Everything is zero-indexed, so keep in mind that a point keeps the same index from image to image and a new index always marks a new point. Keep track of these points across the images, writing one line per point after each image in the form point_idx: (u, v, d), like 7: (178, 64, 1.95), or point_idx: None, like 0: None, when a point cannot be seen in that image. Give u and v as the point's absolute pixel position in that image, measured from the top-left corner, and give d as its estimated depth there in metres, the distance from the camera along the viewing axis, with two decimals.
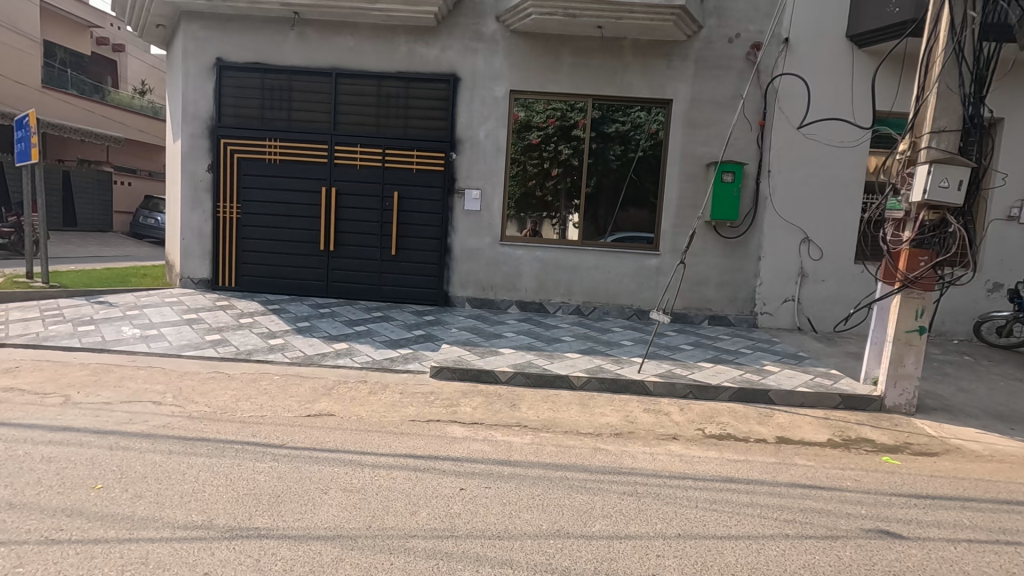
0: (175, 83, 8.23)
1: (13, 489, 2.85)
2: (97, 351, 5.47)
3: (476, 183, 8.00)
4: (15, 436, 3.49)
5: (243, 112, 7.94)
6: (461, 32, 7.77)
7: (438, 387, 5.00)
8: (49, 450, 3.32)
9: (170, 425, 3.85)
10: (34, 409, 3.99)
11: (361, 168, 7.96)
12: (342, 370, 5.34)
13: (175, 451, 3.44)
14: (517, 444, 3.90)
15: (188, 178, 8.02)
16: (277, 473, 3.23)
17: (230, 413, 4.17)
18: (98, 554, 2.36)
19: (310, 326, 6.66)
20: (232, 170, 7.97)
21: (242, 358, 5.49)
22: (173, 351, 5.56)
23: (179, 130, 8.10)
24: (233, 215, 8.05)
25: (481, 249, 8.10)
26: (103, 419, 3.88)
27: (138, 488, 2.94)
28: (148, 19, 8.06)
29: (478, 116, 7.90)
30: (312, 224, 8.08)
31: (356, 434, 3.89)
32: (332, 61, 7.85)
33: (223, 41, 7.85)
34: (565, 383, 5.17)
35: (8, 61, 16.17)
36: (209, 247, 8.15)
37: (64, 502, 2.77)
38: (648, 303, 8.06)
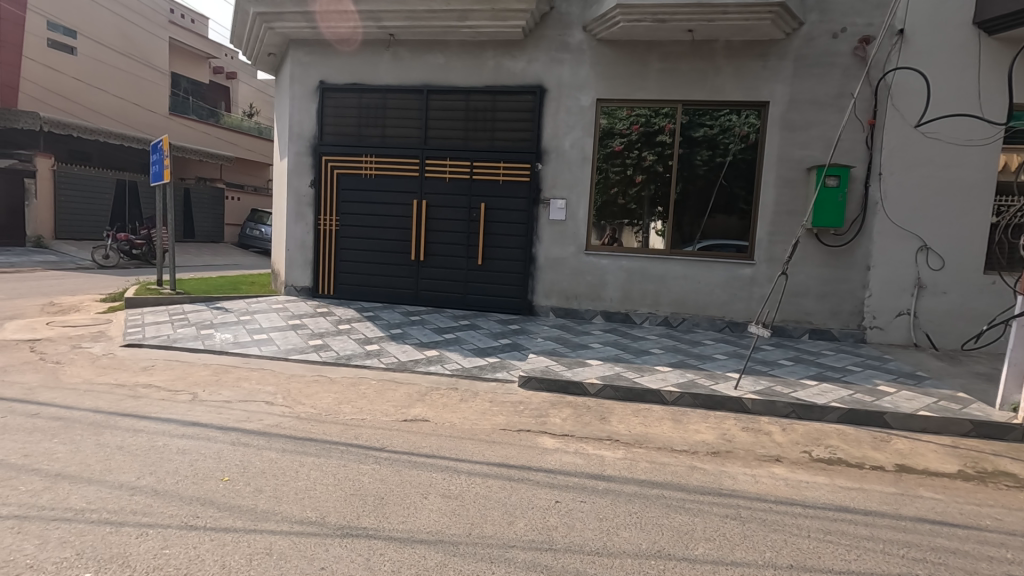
0: (283, 105, 8.91)
1: (156, 477, 3.18)
2: (217, 353, 6.00)
3: (561, 192, 8.01)
4: (155, 429, 3.89)
5: (342, 130, 8.44)
6: (547, 44, 7.84)
7: (526, 398, 5.02)
8: (183, 443, 3.68)
9: (281, 425, 4.13)
10: (167, 404, 4.44)
11: (449, 181, 8.22)
12: (433, 377, 5.51)
13: (288, 449, 3.69)
14: (610, 459, 3.84)
15: (293, 193, 8.63)
16: (380, 475, 3.38)
17: (333, 415, 4.43)
18: (229, 542, 2.57)
19: (403, 333, 6.95)
20: (332, 185, 8.50)
21: (341, 362, 5.83)
22: (281, 355, 5.99)
23: (286, 148, 8.74)
24: (332, 227, 8.57)
25: (566, 258, 8.08)
26: (225, 417, 4.23)
27: (258, 483, 3.18)
28: (261, 48, 8.83)
29: (564, 126, 7.92)
30: (403, 235, 8.44)
31: (451, 441, 3.99)
32: (424, 78, 8.18)
33: (325, 65, 8.41)
34: (656, 398, 5.03)
35: (140, 92, 18.31)
36: (311, 257, 8.71)
37: (198, 491, 3.05)
38: (741, 315, 7.69)
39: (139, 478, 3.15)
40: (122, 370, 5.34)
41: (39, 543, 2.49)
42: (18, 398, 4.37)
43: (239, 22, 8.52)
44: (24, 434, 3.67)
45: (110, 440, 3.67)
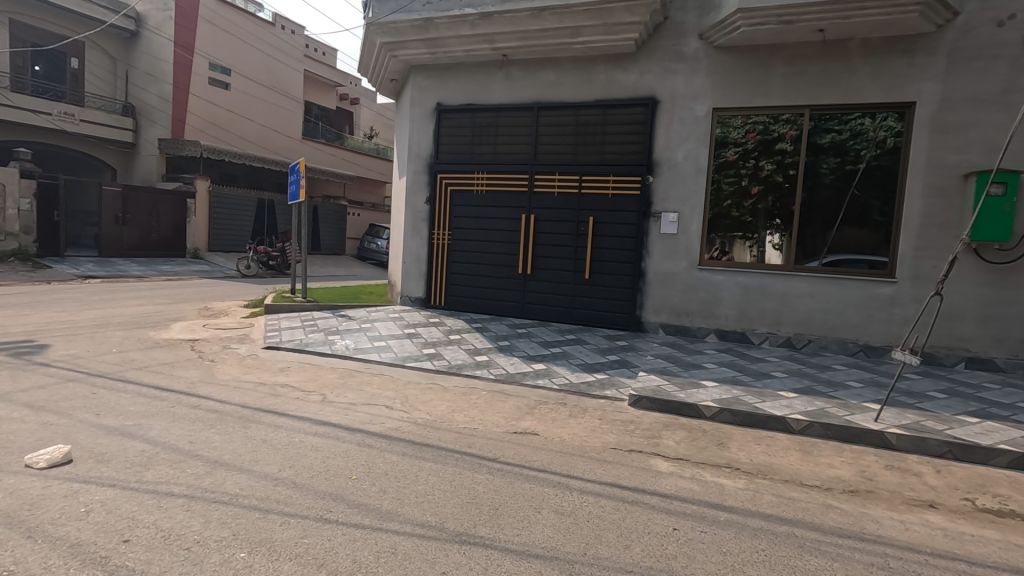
0: (403, 127, 9.49)
1: (294, 470, 3.49)
2: (342, 357, 6.48)
3: (673, 206, 7.75)
4: (292, 426, 4.27)
5: (457, 149, 8.83)
6: (661, 55, 7.69)
7: (637, 417, 4.88)
8: (316, 440, 4.00)
9: (400, 429, 4.36)
10: (302, 403, 4.87)
11: (558, 195, 8.28)
12: (541, 391, 5.52)
13: (408, 453, 3.88)
14: (730, 488, 3.60)
15: (410, 210, 9.12)
16: (494, 485, 3.44)
17: (447, 422, 4.59)
18: (359, 538, 2.74)
19: (510, 345, 7.07)
20: (446, 201, 8.90)
21: (453, 372, 6.04)
22: (399, 361, 6.34)
23: (405, 167, 9.28)
24: (445, 241, 8.95)
25: (677, 273, 7.79)
26: (351, 418, 4.56)
27: (383, 484, 3.37)
28: (385, 75, 9.51)
29: (677, 137, 7.68)
30: (512, 248, 8.61)
31: (560, 457, 3.96)
32: (536, 95, 8.34)
33: (442, 88, 8.85)
34: (780, 426, 4.67)
35: (278, 120, 20.50)
36: (424, 270, 9.13)
37: (330, 487, 3.29)
38: (878, 338, 6.94)
39: (280, 471, 3.47)
40: (264, 370, 5.94)
41: (203, 521, 2.81)
42: (184, 391, 5.01)
43: (367, 52, 9.24)
44: (190, 423, 4.20)
45: (256, 433, 4.09)
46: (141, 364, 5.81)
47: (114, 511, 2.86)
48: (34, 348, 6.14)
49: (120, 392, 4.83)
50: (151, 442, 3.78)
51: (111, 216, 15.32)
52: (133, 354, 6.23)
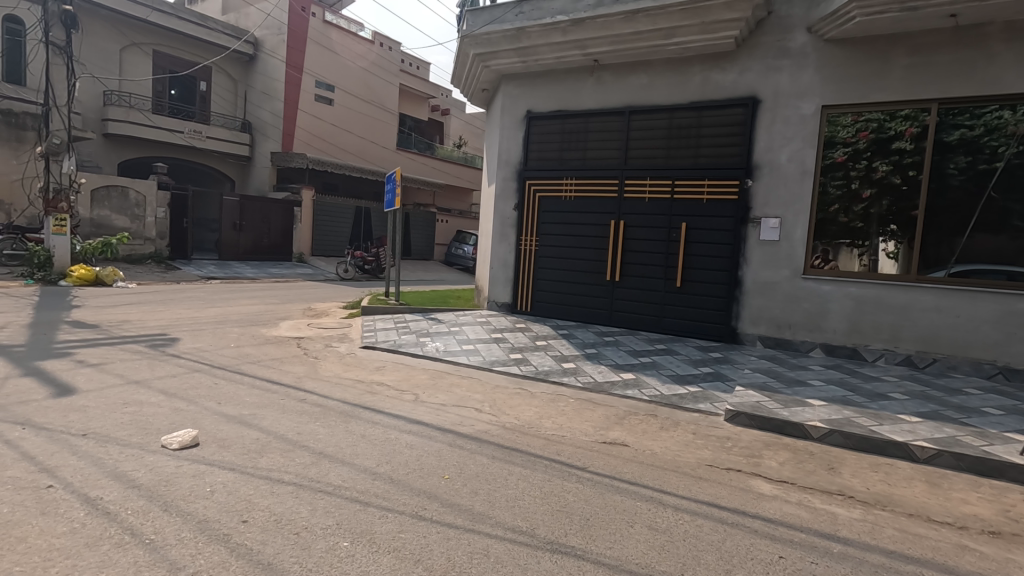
0: (493, 135, 9.65)
1: (391, 465, 3.63)
2: (433, 359, 6.69)
3: (774, 211, 7.30)
4: (388, 423, 4.45)
5: (546, 155, 8.86)
6: (763, 52, 7.29)
7: (735, 434, 4.62)
8: (410, 438, 4.14)
9: (489, 432, 4.42)
10: (397, 401, 5.08)
11: (649, 201, 8.08)
12: (630, 402, 5.38)
13: (498, 457, 3.91)
14: (844, 517, 3.30)
15: (498, 216, 9.24)
16: (584, 495, 3.38)
17: (536, 428, 4.58)
18: (452, 537, 2.79)
19: (598, 353, 6.96)
20: (534, 207, 8.94)
21: (540, 378, 6.04)
22: (487, 365, 6.45)
23: (494, 174, 9.41)
24: (533, 247, 8.99)
25: (778, 282, 7.32)
26: (442, 418, 4.68)
27: (474, 486, 3.41)
28: (477, 85, 9.72)
29: (780, 138, 7.23)
30: (600, 255, 8.49)
31: (652, 470, 3.83)
32: (627, 99, 8.20)
33: (532, 95, 8.91)
34: (900, 453, 4.23)
35: (375, 131, 21.69)
36: (511, 276, 9.21)
37: (425, 485, 3.38)
38: (1020, 359, 6.14)
39: (378, 465, 3.62)
40: (361, 368, 6.26)
41: (310, 509, 2.99)
42: (292, 385, 5.39)
43: (460, 64, 9.51)
44: (297, 415, 4.50)
45: (356, 428, 4.31)
46: (255, 358, 6.33)
47: (234, 493, 3.12)
48: (167, 341, 6.87)
49: (237, 383, 5.28)
50: (264, 431, 4.10)
51: (230, 223, 16.89)
52: (248, 349, 6.80)
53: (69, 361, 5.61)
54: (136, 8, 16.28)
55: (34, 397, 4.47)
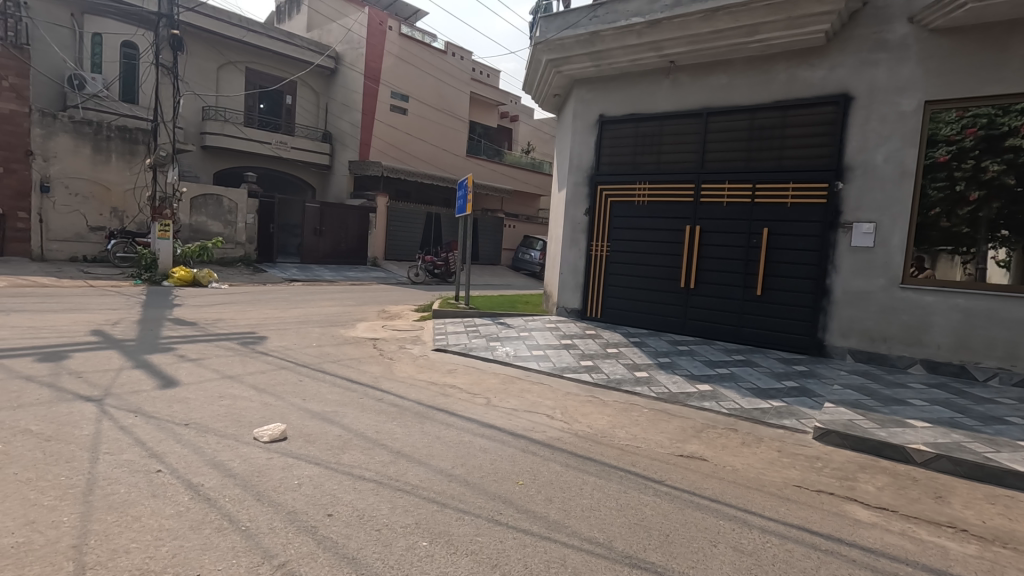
0: (564, 140, 9.61)
1: (466, 468, 3.67)
2: (503, 364, 6.73)
3: (868, 215, 6.81)
4: (462, 426, 4.51)
5: (619, 159, 8.73)
6: (857, 45, 6.84)
7: (825, 454, 4.32)
8: (484, 442, 4.17)
9: (562, 439, 4.37)
10: (470, 405, 5.14)
11: (728, 206, 7.77)
12: (708, 414, 5.16)
13: (571, 465, 3.86)
14: (956, 552, 2.99)
15: (569, 222, 9.17)
16: (662, 510, 3.26)
17: (609, 438, 4.49)
18: (529, 544, 2.77)
19: (671, 362, 6.75)
20: (606, 213, 8.82)
21: (612, 386, 5.92)
22: (557, 371, 6.41)
23: (565, 179, 9.37)
24: (604, 253, 8.86)
25: (871, 292, 6.80)
26: (514, 423, 4.69)
27: (548, 493, 3.38)
28: (548, 90, 9.73)
29: (875, 137, 6.74)
30: (674, 261, 8.25)
31: (734, 488, 3.64)
32: (705, 100, 7.93)
33: (605, 99, 8.81)
34: (1022, 484, 3.79)
35: (447, 139, 22.26)
36: (581, 282, 9.11)
37: (500, 489, 3.39)
38: None
39: (453, 467, 3.67)
40: (434, 370, 6.40)
41: (390, 506, 3.07)
42: (370, 384, 5.58)
43: (533, 70, 9.56)
44: (376, 414, 4.65)
45: (431, 429, 4.39)
46: (335, 357, 6.62)
47: (319, 487, 3.25)
48: (256, 338, 7.32)
49: (320, 381, 5.54)
50: (345, 428, 4.26)
51: (311, 229, 17.81)
52: (329, 349, 7.11)
53: (172, 355, 6.09)
54: (232, 29, 17.60)
55: (144, 387, 4.90)
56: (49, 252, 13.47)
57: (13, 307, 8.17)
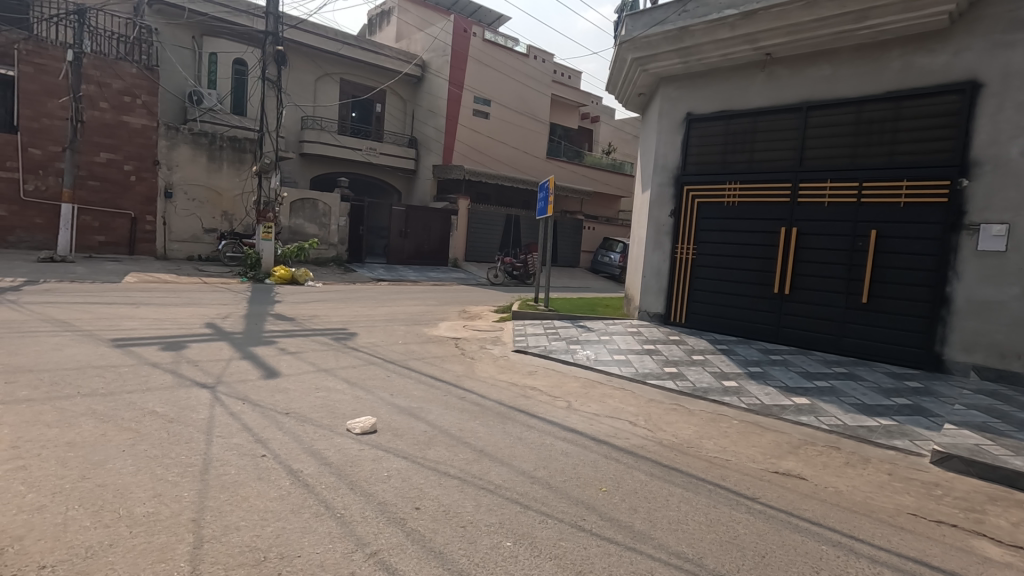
0: (649, 140, 9.35)
1: (549, 471, 3.66)
2: (583, 367, 6.65)
3: (999, 215, 6.10)
4: (543, 428, 4.51)
5: (708, 159, 8.37)
6: (987, 27, 6.17)
7: (945, 481, 3.90)
8: (565, 446, 4.14)
9: (646, 448, 4.24)
10: (551, 407, 5.13)
11: (830, 206, 7.23)
12: (806, 430, 4.82)
13: (656, 475, 3.74)
14: None
15: (653, 224, 8.91)
16: (756, 529, 3.08)
17: (696, 448, 4.31)
18: (614, 554, 2.71)
19: (763, 372, 6.37)
20: (692, 214, 8.48)
21: (698, 395, 5.68)
22: (640, 377, 6.23)
23: (650, 180, 9.11)
24: (690, 256, 8.53)
25: (1002, 302, 6.08)
26: (596, 428, 4.62)
27: (633, 502, 3.29)
28: (633, 89, 9.51)
29: (1009, 128, 6.03)
30: (768, 266, 7.79)
31: (838, 512, 3.36)
32: (805, 94, 7.44)
33: (693, 96, 8.48)
34: None
35: (528, 142, 22.42)
36: (665, 285, 8.81)
37: (583, 495, 3.35)
38: None
39: (535, 470, 3.67)
40: (515, 371, 6.45)
41: (475, 504, 3.12)
42: (453, 383, 5.73)
43: (617, 69, 9.38)
44: (459, 412, 4.76)
45: (513, 430, 4.43)
46: (419, 355, 6.85)
47: (407, 480, 3.36)
48: (348, 335, 7.73)
49: (406, 377, 5.75)
50: (430, 425, 4.38)
51: (397, 231, 18.57)
52: (414, 346, 7.38)
53: (274, 348, 6.57)
54: (330, 43, 18.82)
55: (251, 377, 5.32)
56: (171, 251, 14.98)
57: (143, 300, 9.16)
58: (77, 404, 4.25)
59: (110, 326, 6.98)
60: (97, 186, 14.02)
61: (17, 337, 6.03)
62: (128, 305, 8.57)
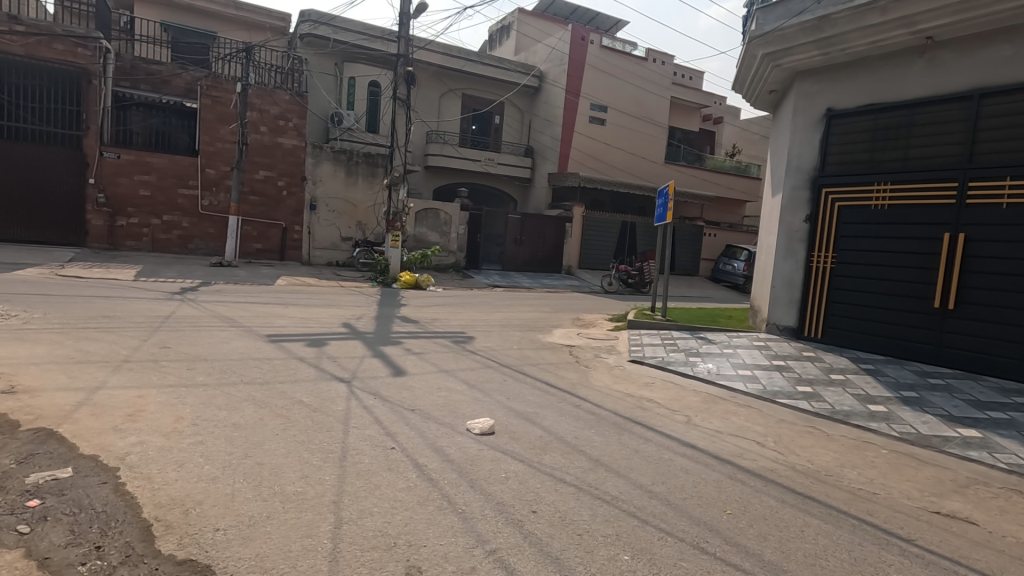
0: (781, 140, 8.70)
1: (668, 487, 3.53)
2: (705, 382, 6.31)
3: None
4: (661, 442, 4.36)
5: (851, 158, 7.60)
6: None
7: None
8: (686, 463, 3.96)
9: (777, 472, 3.93)
10: (669, 421, 4.93)
11: (1008, 208, 6.23)
12: (975, 468, 4.17)
13: (788, 502, 3.45)
14: None
15: (784, 230, 8.26)
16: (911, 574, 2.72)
17: (836, 477, 3.91)
18: None
19: (920, 397, 5.61)
20: (832, 219, 7.75)
21: (838, 419, 5.15)
22: (769, 396, 5.78)
23: (781, 183, 8.46)
24: (828, 264, 7.78)
25: None
26: (719, 446, 4.37)
27: (762, 529, 3.06)
28: (763, 87, 8.91)
29: None
30: (925, 276, 6.89)
31: (1021, 567, 2.86)
32: (976, 81, 6.50)
33: (835, 90, 7.77)
34: None
35: (645, 146, 21.89)
36: (798, 296, 8.11)
37: (705, 515, 3.18)
38: None
39: (653, 484, 3.55)
40: (631, 382, 6.30)
41: (591, 513, 3.10)
42: (567, 390, 5.74)
43: (746, 66, 8.84)
44: (575, 420, 4.75)
45: (629, 441, 4.33)
46: (534, 361, 6.95)
47: (524, 483, 3.42)
48: (466, 338, 8.06)
49: (522, 382, 5.86)
50: (546, 430, 4.42)
51: (512, 238, 19.02)
52: (529, 352, 7.50)
53: (401, 348, 7.04)
54: (454, 60, 19.87)
55: (381, 374, 5.76)
56: (314, 257, 16.66)
57: (291, 301, 10.29)
58: (240, 390, 4.88)
59: (265, 324, 7.91)
60: (257, 201, 16.01)
61: (196, 331, 7.06)
62: (279, 305, 9.67)
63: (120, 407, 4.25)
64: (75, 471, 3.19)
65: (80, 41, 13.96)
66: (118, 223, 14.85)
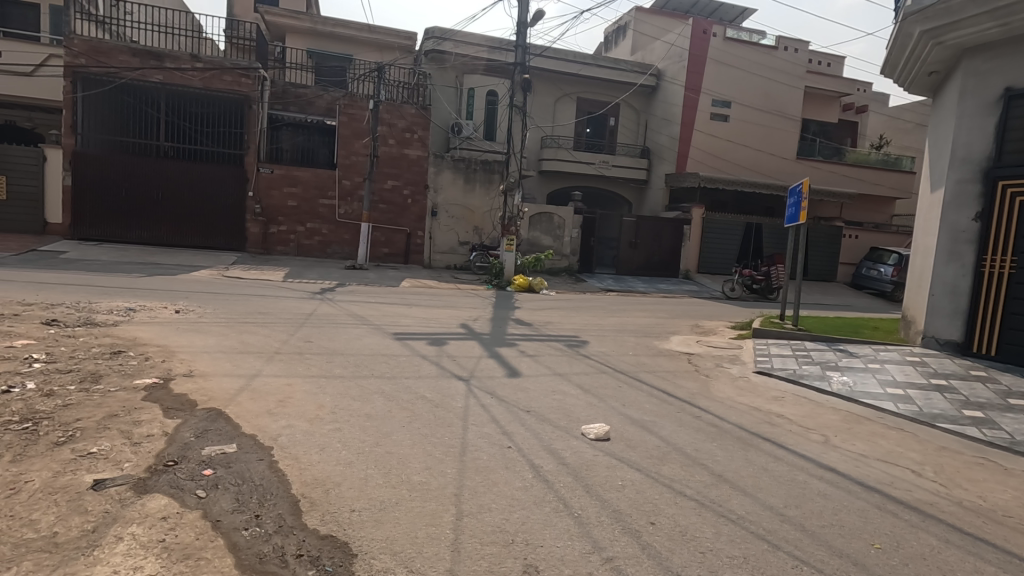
0: (943, 127, 7.63)
1: (803, 512, 3.23)
2: (846, 400, 5.68)
3: None
4: (794, 462, 4.02)
5: None
6: None
7: None
8: (825, 487, 3.60)
9: (938, 506, 3.43)
10: (802, 440, 4.52)
11: None
12: None
13: (954, 542, 3.00)
14: None
15: (947, 229, 7.22)
16: None
17: (1018, 520, 3.33)
18: None
19: None
20: (1010, 216, 6.63)
21: (1020, 452, 4.38)
22: (927, 419, 5.07)
23: (943, 177, 7.41)
24: (1006, 269, 6.67)
25: None
26: (864, 472, 3.92)
27: (920, 570, 2.70)
28: (921, 69, 7.88)
29: None
30: None
31: None
32: None
33: (1017, 67, 6.66)
34: None
35: (774, 142, 20.32)
36: (965, 306, 7.04)
37: (849, 547, 2.87)
38: None
39: (786, 507, 3.28)
40: (757, 394, 5.87)
41: (714, 531, 2.93)
42: (686, 399, 5.49)
43: (900, 47, 7.87)
44: (695, 431, 4.53)
45: (757, 458, 4.04)
46: (650, 368, 6.74)
47: (642, 493, 3.33)
48: (580, 342, 8.04)
49: (638, 389, 5.72)
50: (664, 440, 4.27)
51: (627, 242, 18.62)
52: (645, 359, 7.30)
53: (516, 350, 7.21)
54: (569, 65, 19.97)
55: (498, 374, 5.94)
56: (435, 260, 17.59)
57: (414, 302, 10.98)
58: (371, 384, 5.29)
59: (392, 322, 8.51)
60: (385, 209, 17.25)
61: (333, 327, 7.79)
62: (405, 305, 10.36)
63: (274, 393, 4.80)
64: (239, 447, 3.66)
65: (243, 72, 15.91)
66: (271, 230, 16.80)
